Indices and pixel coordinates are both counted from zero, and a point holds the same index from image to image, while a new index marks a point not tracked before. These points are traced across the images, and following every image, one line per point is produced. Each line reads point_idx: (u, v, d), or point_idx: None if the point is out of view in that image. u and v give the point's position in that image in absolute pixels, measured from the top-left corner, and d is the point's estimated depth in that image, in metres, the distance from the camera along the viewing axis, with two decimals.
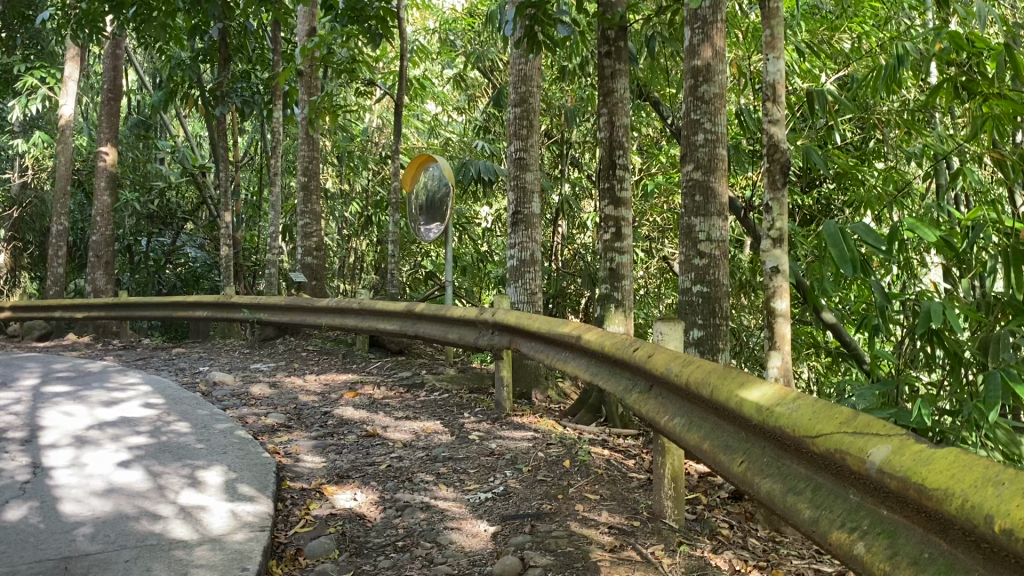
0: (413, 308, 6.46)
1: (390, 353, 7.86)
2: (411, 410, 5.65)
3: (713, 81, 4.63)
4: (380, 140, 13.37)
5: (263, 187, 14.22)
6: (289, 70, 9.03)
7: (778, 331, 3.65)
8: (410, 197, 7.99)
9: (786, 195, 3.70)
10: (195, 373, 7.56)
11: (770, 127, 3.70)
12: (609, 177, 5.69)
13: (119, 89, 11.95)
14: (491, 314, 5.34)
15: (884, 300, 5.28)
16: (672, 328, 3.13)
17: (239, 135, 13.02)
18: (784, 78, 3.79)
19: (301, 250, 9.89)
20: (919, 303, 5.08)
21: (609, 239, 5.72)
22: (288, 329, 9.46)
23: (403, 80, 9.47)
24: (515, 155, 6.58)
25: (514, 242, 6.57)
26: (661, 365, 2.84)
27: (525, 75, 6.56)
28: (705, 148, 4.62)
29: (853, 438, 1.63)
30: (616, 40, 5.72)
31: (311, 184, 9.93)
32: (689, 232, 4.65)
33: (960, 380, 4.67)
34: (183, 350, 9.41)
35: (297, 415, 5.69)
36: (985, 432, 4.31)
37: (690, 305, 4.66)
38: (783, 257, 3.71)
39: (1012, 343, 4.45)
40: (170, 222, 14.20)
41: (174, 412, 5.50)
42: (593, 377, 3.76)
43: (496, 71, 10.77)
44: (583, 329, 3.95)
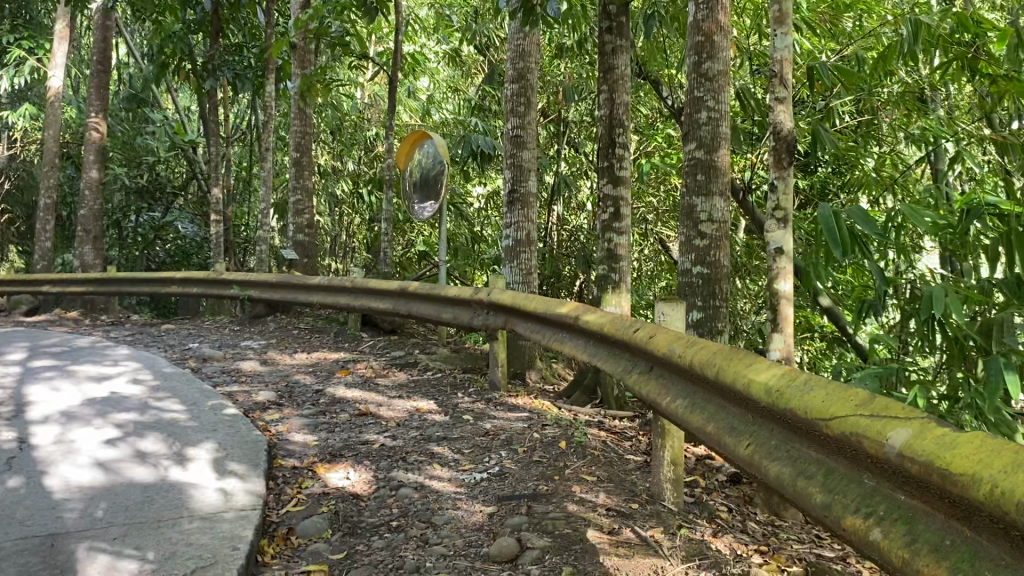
0: (406, 287, 6.38)
1: (382, 332, 7.79)
2: (404, 390, 5.58)
3: (716, 58, 4.55)
4: (373, 117, 13.24)
5: (255, 163, 14.07)
6: (282, 43, 8.90)
7: (781, 313, 3.60)
8: (404, 174, 7.90)
9: (792, 173, 3.64)
10: (185, 350, 7.47)
11: (776, 105, 3.65)
12: (608, 156, 5.62)
13: (109, 61, 11.75)
14: (486, 294, 5.28)
15: (883, 283, 5.24)
16: (673, 308, 3.07)
17: (230, 109, 12.86)
18: (792, 54, 3.72)
19: (292, 227, 9.78)
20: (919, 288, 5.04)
21: (607, 219, 5.66)
22: (279, 307, 9.37)
23: (399, 55, 9.33)
24: (512, 132, 6.49)
25: (510, 222, 6.48)
26: (663, 345, 2.78)
27: (524, 50, 6.45)
28: (708, 126, 4.57)
29: (870, 421, 1.58)
30: (617, 16, 5.64)
31: (303, 160, 9.81)
32: (691, 213, 4.61)
33: (959, 365, 4.64)
34: (173, 327, 9.31)
35: (288, 393, 5.62)
36: (984, 417, 4.28)
37: (690, 287, 4.61)
38: (787, 238, 3.66)
39: (1012, 328, 4.41)
40: (160, 197, 14.05)
41: (163, 389, 5.43)
42: (591, 357, 3.70)
43: (492, 48, 10.65)
44: (581, 309, 3.88)
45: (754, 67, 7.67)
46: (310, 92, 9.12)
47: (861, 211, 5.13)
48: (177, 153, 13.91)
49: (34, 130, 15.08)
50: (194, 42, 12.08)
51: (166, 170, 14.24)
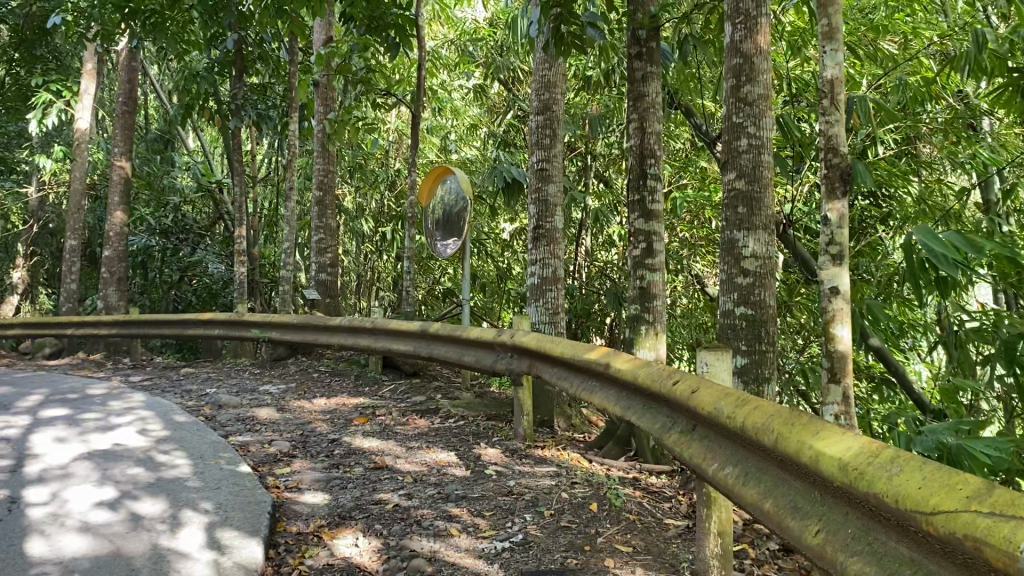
0: (428, 328, 6.07)
1: (404, 375, 7.46)
2: (425, 439, 5.24)
3: (757, 81, 4.23)
4: (398, 155, 13.07)
5: (280, 203, 13.94)
6: (303, 80, 8.69)
7: (840, 361, 3.22)
8: (427, 211, 7.62)
9: (848, 205, 3.28)
10: (202, 396, 7.19)
11: (829, 128, 3.30)
12: (639, 188, 5.28)
13: (135, 102, 11.71)
14: (510, 336, 4.94)
15: (956, 322, 4.82)
16: (717, 358, 2.70)
17: (255, 149, 12.71)
18: (844, 72, 3.38)
19: (315, 266, 9.53)
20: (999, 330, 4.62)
21: (639, 254, 5.30)
22: (300, 349, 9.12)
23: (422, 90, 9.10)
24: (538, 165, 6.18)
25: (536, 259, 6.16)
26: (707, 403, 2.42)
27: (549, 80, 6.16)
28: (748, 154, 4.22)
29: (992, 523, 1.21)
30: (647, 41, 5.33)
31: (326, 198, 9.59)
32: (731, 248, 4.24)
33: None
34: (192, 370, 9.06)
35: (303, 443, 5.29)
36: None
37: (733, 329, 4.23)
38: (844, 277, 3.29)
39: None
40: (187, 238, 13.88)
41: (172, 441, 5.12)
42: (623, 411, 3.33)
43: (519, 83, 10.43)
44: (613, 355, 3.52)
45: (792, 94, 7.32)
46: (334, 130, 8.89)
47: (945, 238, 4.78)
48: (203, 193, 13.82)
49: (63, 173, 15.09)
50: (221, 81, 12.01)
51: (192, 211, 14.14)
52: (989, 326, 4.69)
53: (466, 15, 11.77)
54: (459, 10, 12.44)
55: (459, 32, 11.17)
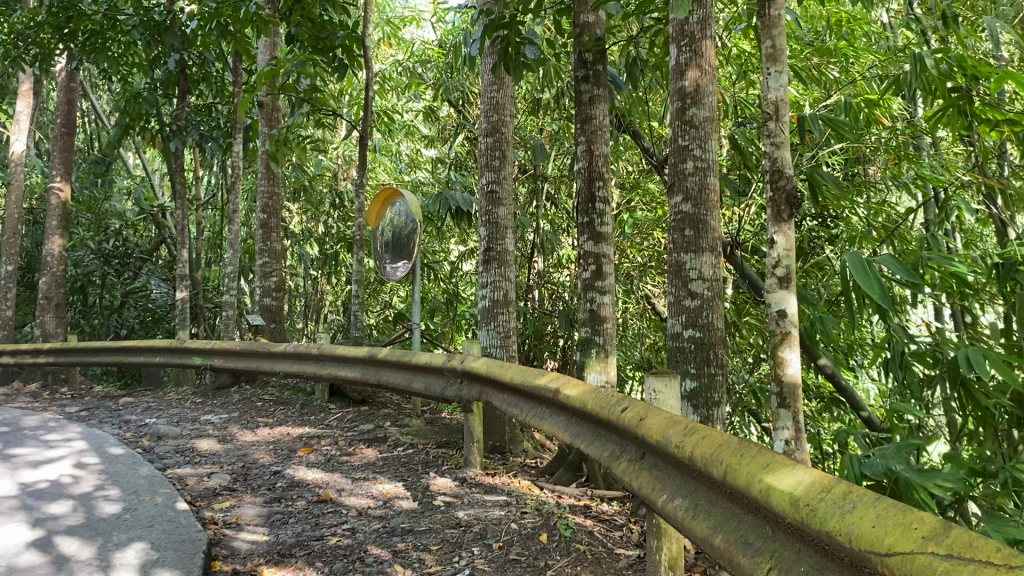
0: (376, 354, 5.93)
1: (352, 403, 7.28)
2: (372, 470, 5.09)
3: (702, 104, 4.21)
4: (347, 177, 12.92)
5: (225, 225, 13.66)
6: (246, 102, 8.49)
7: (788, 386, 3.18)
8: (375, 234, 7.49)
9: (794, 228, 3.25)
10: (140, 427, 6.93)
11: (774, 151, 3.29)
12: (588, 211, 5.24)
13: (74, 123, 11.37)
14: (460, 362, 4.84)
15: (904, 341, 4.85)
16: (667, 385, 2.63)
17: (199, 171, 12.44)
18: (789, 94, 3.38)
19: (260, 291, 9.31)
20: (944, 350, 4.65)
21: (588, 277, 5.25)
22: (244, 377, 8.88)
23: (371, 111, 8.99)
24: (487, 188, 6.09)
25: (486, 282, 6.07)
26: (657, 433, 2.35)
27: (498, 102, 6.11)
28: (695, 177, 4.19)
29: (950, 566, 1.15)
30: (594, 64, 5.29)
31: (272, 221, 9.40)
32: (680, 271, 4.21)
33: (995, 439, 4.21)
34: (132, 400, 8.75)
35: (243, 476, 5.10)
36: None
37: (681, 352, 4.18)
38: (790, 300, 3.26)
39: None
40: (128, 263, 13.50)
41: (106, 475, 4.89)
42: (573, 439, 3.24)
43: (468, 104, 10.38)
44: (562, 381, 3.44)
45: (740, 117, 7.37)
46: (277, 151, 8.74)
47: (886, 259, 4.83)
48: (146, 217, 13.48)
49: None
50: (163, 103, 11.76)
51: (134, 235, 13.77)
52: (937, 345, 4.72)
53: (414, 36, 11.71)
54: (407, 32, 12.40)
55: (407, 53, 11.10)
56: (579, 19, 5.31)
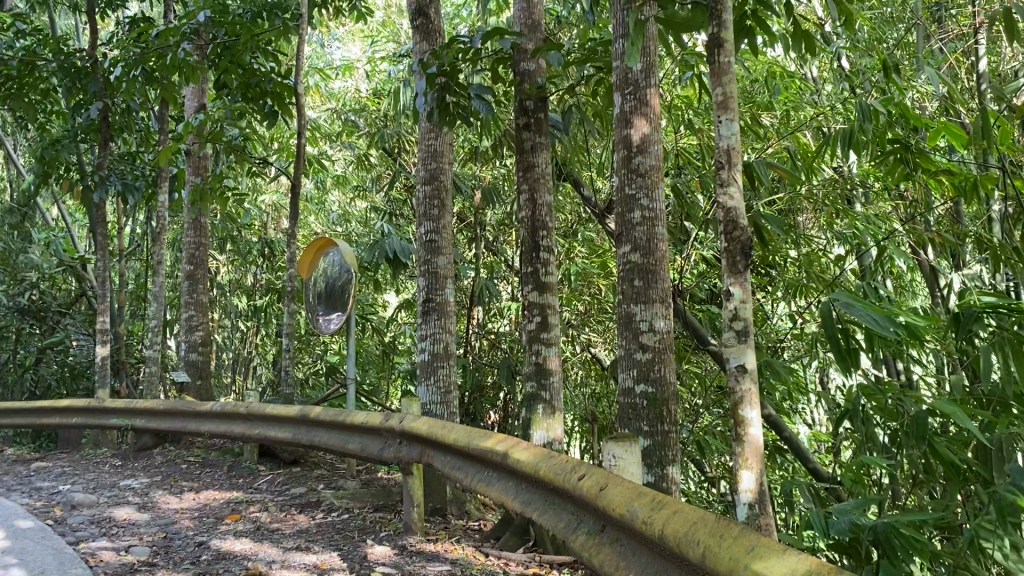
0: (309, 413, 5.62)
1: (283, 464, 6.91)
2: (305, 538, 4.77)
3: (648, 152, 4.12)
4: (276, 226, 12.58)
5: (149, 277, 13.12)
6: (170, 149, 8.13)
7: (748, 447, 3.03)
8: (307, 285, 7.19)
9: (751, 281, 3.14)
10: (53, 494, 6.43)
11: (726, 200, 3.21)
12: (532, 260, 5.10)
13: None
14: (399, 422, 4.59)
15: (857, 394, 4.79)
16: (627, 451, 2.46)
17: (123, 221, 11.97)
18: (740, 142, 3.31)
19: (185, 345, 8.87)
20: (899, 401, 4.62)
21: (533, 329, 5.08)
22: (168, 437, 8.40)
23: (303, 159, 8.76)
24: (426, 237, 5.90)
25: (425, 334, 5.84)
26: (621, 506, 2.19)
27: (436, 150, 5.96)
28: (643, 227, 4.08)
29: None
30: (535, 112, 5.19)
31: (198, 272, 9.03)
32: (630, 322, 4.07)
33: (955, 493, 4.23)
34: (44, 464, 8.17)
35: (165, 548, 4.71)
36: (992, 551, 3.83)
37: (633, 409, 4.03)
38: (750, 354, 3.14)
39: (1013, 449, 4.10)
40: (45, 317, 12.83)
41: (11, 553, 4.45)
42: (524, 506, 3.04)
43: (405, 153, 10.26)
44: (511, 444, 3.24)
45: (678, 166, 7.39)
46: (204, 200, 8.39)
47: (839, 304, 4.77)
48: (65, 269, 12.86)
49: None
50: (85, 151, 11.32)
51: (51, 288, 13.10)
52: (895, 398, 4.67)
53: (346, 85, 11.57)
54: (340, 81, 12.27)
55: (339, 101, 10.94)
56: (519, 66, 5.22)
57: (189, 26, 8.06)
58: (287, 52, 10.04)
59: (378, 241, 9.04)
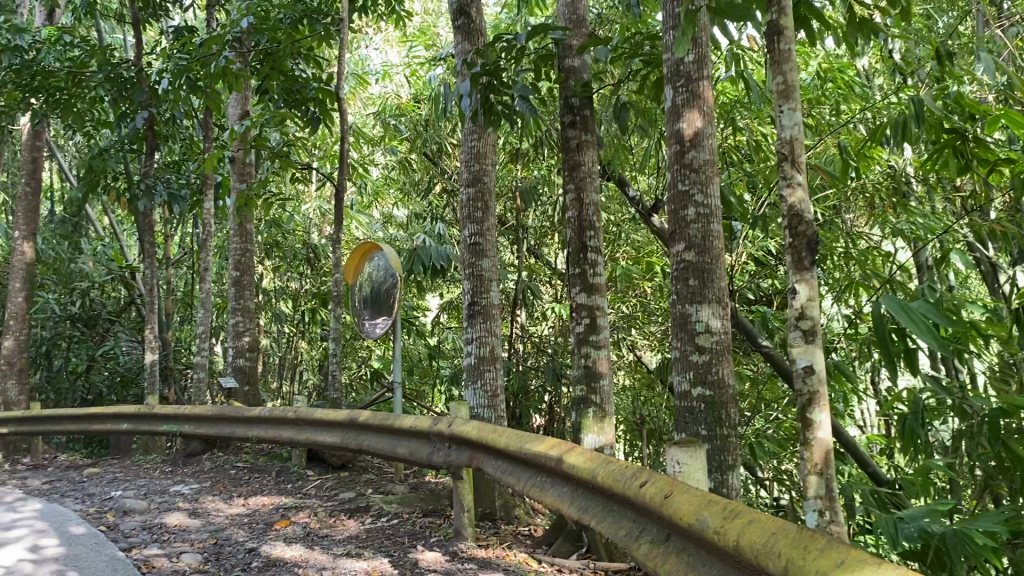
0: (357, 417, 5.59)
1: (332, 469, 6.91)
2: (355, 545, 4.72)
3: (702, 147, 4.02)
4: (320, 231, 12.62)
5: (196, 285, 13.28)
6: (215, 156, 8.17)
7: (817, 450, 2.92)
8: (353, 290, 7.18)
9: (817, 277, 3.06)
10: (105, 500, 6.47)
11: (790, 194, 3.13)
12: (580, 261, 5.00)
13: (39, 182, 10.99)
14: (447, 426, 4.52)
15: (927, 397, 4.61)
16: (692, 456, 2.35)
17: (171, 229, 12.12)
18: (803, 132, 3.21)
19: (232, 351, 8.92)
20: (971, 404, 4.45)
21: (582, 331, 4.98)
22: (217, 443, 8.45)
23: (346, 164, 8.75)
24: (470, 240, 5.83)
25: (471, 338, 5.77)
26: (688, 515, 2.10)
27: (479, 152, 5.90)
28: (697, 224, 3.98)
29: None
30: (581, 109, 5.10)
31: (244, 279, 9.08)
32: (685, 323, 3.96)
33: None
34: (97, 470, 8.26)
35: (216, 555, 4.69)
36: None
37: (691, 413, 3.91)
38: (819, 355, 3.04)
39: None
40: (96, 325, 13.06)
41: (66, 560, 4.46)
42: (581, 514, 2.94)
43: (446, 156, 10.22)
44: (565, 449, 3.14)
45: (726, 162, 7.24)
46: (248, 206, 8.42)
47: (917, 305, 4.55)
48: (115, 277, 13.06)
49: None
50: (132, 161, 11.51)
51: (101, 296, 13.31)
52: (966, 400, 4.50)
53: (386, 90, 11.61)
54: (380, 86, 12.28)
55: (380, 106, 10.95)
56: (564, 63, 5.14)
57: (233, 34, 8.04)
58: (327, 58, 10.06)
59: (415, 249, 9.22)
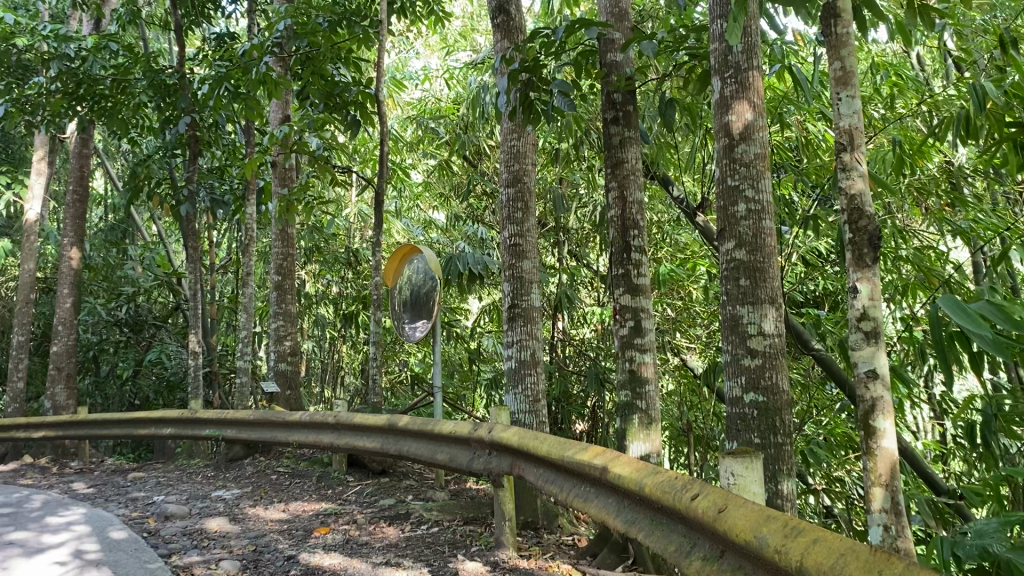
0: (396, 422, 5.50)
1: (372, 475, 6.84)
2: (394, 553, 4.61)
3: (752, 140, 3.86)
4: (360, 235, 12.62)
5: (240, 290, 13.37)
6: (255, 160, 8.17)
7: (881, 459, 2.78)
8: (392, 293, 7.10)
9: (879, 274, 2.92)
10: (148, 505, 6.47)
11: (850, 186, 3.00)
12: (623, 262, 4.84)
13: (86, 189, 11.13)
14: (488, 432, 4.39)
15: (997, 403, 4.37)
16: (748, 468, 2.19)
17: (214, 235, 12.20)
18: (863, 121, 3.10)
19: (274, 355, 8.92)
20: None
21: (626, 334, 4.83)
22: (258, 448, 8.45)
23: (386, 167, 8.70)
24: (510, 241, 5.71)
25: (512, 341, 5.64)
26: (746, 532, 1.94)
27: (518, 151, 5.77)
28: (748, 220, 3.81)
29: None
30: (623, 104, 4.95)
31: (286, 283, 9.07)
32: (736, 325, 3.80)
33: None
34: (141, 475, 8.30)
35: (255, 562, 4.62)
36: None
37: (742, 420, 3.74)
38: (881, 357, 2.90)
39: None
40: (143, 330, 13.22)
41: (105, 566, 4.42)
42: (627, 527, 2.78)
43: (486, 159, 10.13)
44: (610, 457, 2.99)
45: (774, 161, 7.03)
46: (288, 210, 8.40)
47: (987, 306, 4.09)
48: (161, 283, 13.19)
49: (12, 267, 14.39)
50: (176, 167, 11.62)
51: (147, 301, 13.46)
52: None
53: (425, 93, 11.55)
54: (419, 89, 12.24)
55: (420, 109, 10.89)
56: (606, 58, 4.99)
57: (274, 40, 8.04)
58: (366, 62, 10.02)
59: (451, 256, 9.13)
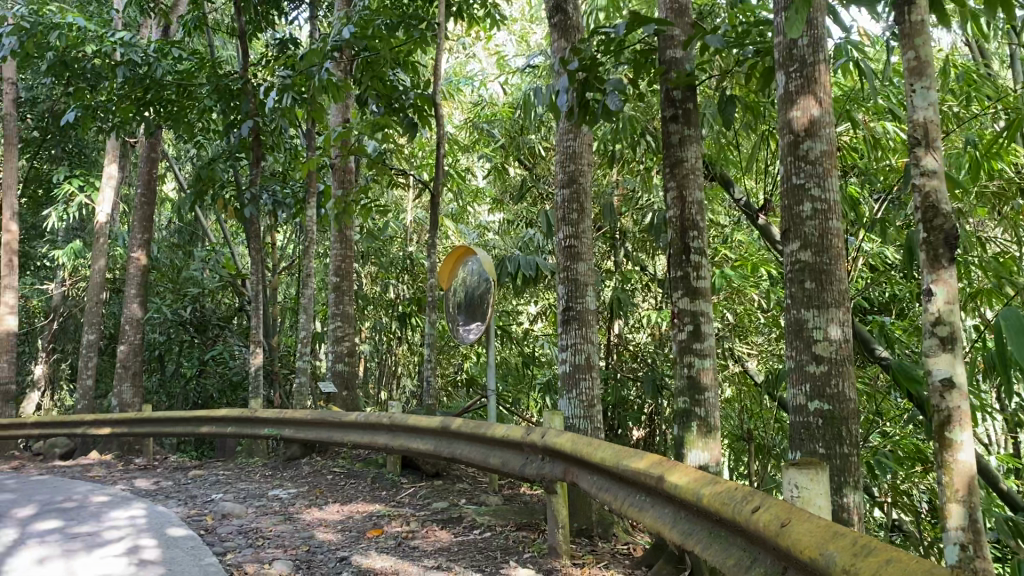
0: (450, 424, 5.45)
1: (425, 477, 6.82)
2: (446, 558, 4.55)
3: (819, 136, 3.72)
4: (416, 238, 12.65)
5: (299, 292, 13.54)
6: (313, 162, 8.23)
7: (959, 471, 2.73)
8: (447, 295, 7.06)
9: (955, 276, 2.81)
10: (206, 503, 6.54)
11: (924, 182, 2.88)
12: (681, 264, 4.71)
13: (154, 191, 11.37)
14: (541, 437, 4.30)
15: None
16: (813, 480, 2.06)
17: (276, 238, 12.38)
18: (939, 113, 2.97)
19: (331, 357, 8.99)
20: None
21: (685, 338, 4.69)
22: (315, 448, 8.52)
23: (443, 169, 8.69)
24: (565, 243, 5.62)
25: (567, 344, 5.54)
26: (812, 550, 1.83)
27: (575, 151, 5.68)
28: (813, 221, 3.66)
29: None
30: (683, 102, 4.83)
31: (344, 284, 9.11)
32: (800, 330, 3.65)
33: None
34: (202, 472, 8.43)
35: (307, 562, 4.61)
36: None
37: (806, 429, 3.59)
38: (958, 364, 2.79)
39: None
40: (206, 330, 13.46)
41: (161, 563, 4.44)
42: (685, 539, 2.67)
43: (542, 161, 10.05)
44: (667, 466, 2.88)
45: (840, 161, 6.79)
46: (345, 213, 8.44)
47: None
48: (224, 284, 13.42)
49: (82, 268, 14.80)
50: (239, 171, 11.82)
51: (211, 302, 13.71)
52: None
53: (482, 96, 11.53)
54: (476, 93, 12.23)
55: (476, 112, 10.87)
56: (665, 55, 4.87)
57: (334, 44, 8.07)
58: (423, 65, 10.03)
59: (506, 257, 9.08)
